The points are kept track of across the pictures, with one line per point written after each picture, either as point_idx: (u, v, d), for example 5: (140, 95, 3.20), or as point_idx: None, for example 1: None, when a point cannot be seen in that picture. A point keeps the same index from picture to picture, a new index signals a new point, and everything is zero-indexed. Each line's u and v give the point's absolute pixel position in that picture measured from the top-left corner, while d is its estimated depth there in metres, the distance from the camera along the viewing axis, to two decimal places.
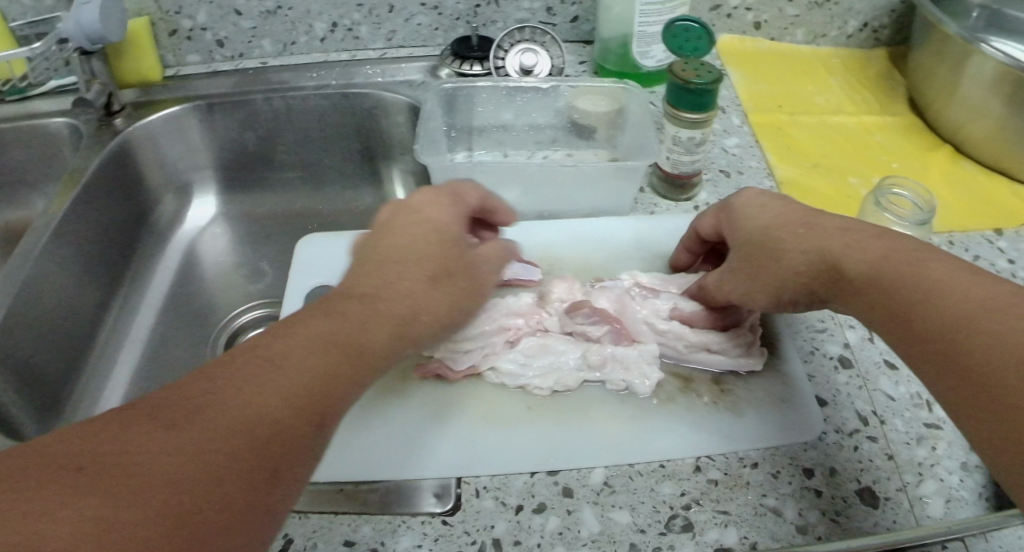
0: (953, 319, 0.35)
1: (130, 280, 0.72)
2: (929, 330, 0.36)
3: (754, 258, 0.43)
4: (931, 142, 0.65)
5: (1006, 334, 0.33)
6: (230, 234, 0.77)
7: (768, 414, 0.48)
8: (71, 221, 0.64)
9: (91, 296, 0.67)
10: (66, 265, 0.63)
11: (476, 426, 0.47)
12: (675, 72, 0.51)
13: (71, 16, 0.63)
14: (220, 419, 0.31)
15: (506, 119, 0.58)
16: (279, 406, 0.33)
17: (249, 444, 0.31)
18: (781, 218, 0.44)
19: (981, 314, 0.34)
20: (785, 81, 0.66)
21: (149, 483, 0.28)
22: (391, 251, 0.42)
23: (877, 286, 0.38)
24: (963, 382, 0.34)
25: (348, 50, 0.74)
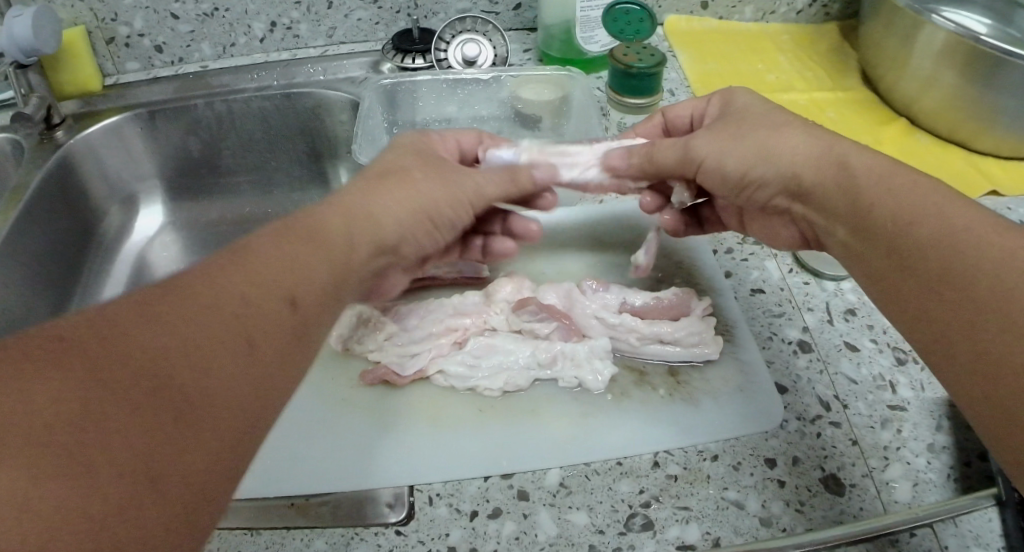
0: (957, 253, 0.32)
1: (80, 296, 0.69)
2: (920, 255, 0.34)
3: (761, 133, 0.41)
4: (885, 115, 0.65)
5: (1003, 265, 0.31)
6: (180, 241, 0.76)
7: (726, 404, 0.47)
8: (16, 239, 0.61)
9: (39, 316, 0.64)
10: (11, 286, 0.61)
11: (425, 433, 0.46)
12: (615, 58, 0.51)
13: (4, 29, 0.61)
14: (140, 343, 0.26)
15: (450, 113, 0.57)
16: (209, 321, 0.28)
17: (181, 365, 0.27)
18: (779, 119, 0.42)
19: (971, 242, 0.32)
20: (734, 61, 0.65)
21: (53, 421, 0.23)
22: (352, 214, 0.38)
23: (868, 192, 0.37)
24: (963, 299, 0.31)
25: (289, 49, 0.72)
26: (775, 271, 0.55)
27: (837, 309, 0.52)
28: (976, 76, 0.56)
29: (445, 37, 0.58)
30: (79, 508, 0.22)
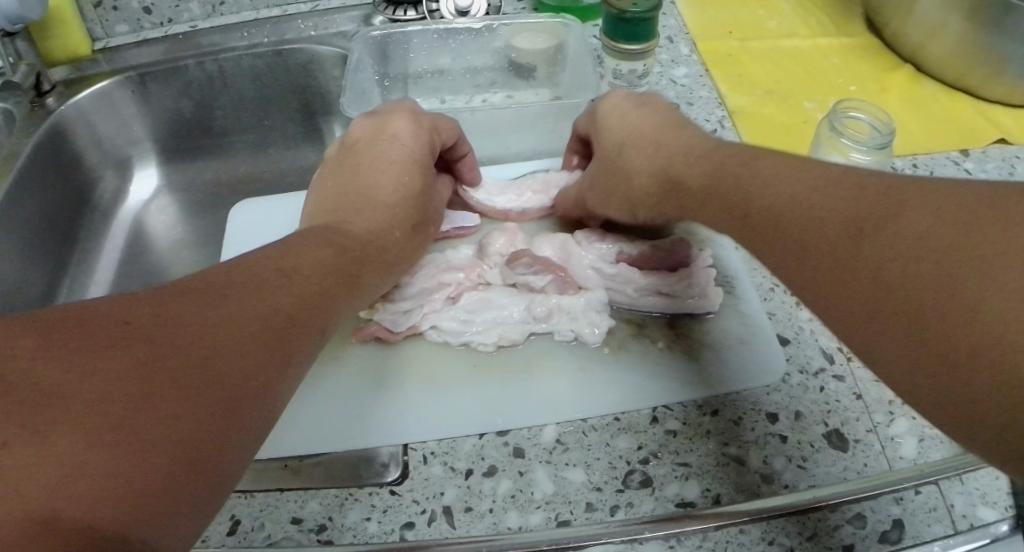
0: (795, 210, 0.31)
1: (78, 263, 0.69)
2: (772, 212, 0.33)
3: (611, 167, 0.44)
4: (891, 62, 0.63)
5: (831, 220, 0.29)
6: (177, 204, 0.75)
7: (726, 356, 0.46)
8: (10, 207, 0.61)
9: (36, 284, 0.64)
10: (6, 253, 0.61)
11: (421, 389, 0.45)
12: (609, 3, 0.48)
13: None
14: (240, 304, 0.30)
15: (443, 64, 0.55)
16: (289, 298, 0.33)
17: (268, 328, 0.31)
18: (643, 130, 0.44)
19: (809, 200, 0.31)
20: (736, 9, 0.62)
21: (176, 346, 0.27)
22: (348, 209, 0.42)
23: (712, 185, 0.37)
24: (806, 253, 0.30)
25: (279, 5, 0.70)
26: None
27: None
28: (986, 20, 0.55)
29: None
30: (155, 421, 0.25)
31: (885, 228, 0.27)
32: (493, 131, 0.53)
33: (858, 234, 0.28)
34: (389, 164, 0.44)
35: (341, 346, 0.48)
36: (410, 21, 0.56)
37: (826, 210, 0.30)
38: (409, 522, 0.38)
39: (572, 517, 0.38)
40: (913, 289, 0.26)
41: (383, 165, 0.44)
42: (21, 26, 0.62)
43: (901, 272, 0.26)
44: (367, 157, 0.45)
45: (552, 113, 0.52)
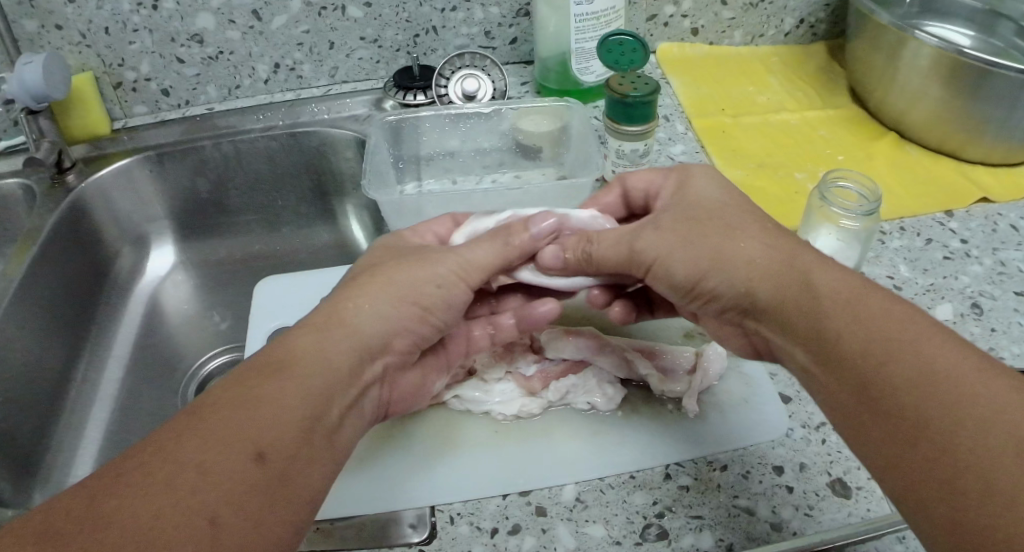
0: (873, 340, 0.32)
1: (96, 335, 0.71)
2: (839, 348, 0.33)
3: (700, 230, 0.40)
4: (875, 130, 0.66)
5: (921, 367, 0.31)
6: (191, 280, 0.77)
7: (734, 416, 0.48)
8: (31, 282, 0.63)
9: (55, 358, 0.66)
10: (27, 327, 0.63)
11: (443, 452, 0.47)
12: (611, 87, 0.51)
13: (14, 77, 0.64)
14: (175, 462, 0.30)
15: (453, 146, 0.59)
16: (232, 442, 0.31)
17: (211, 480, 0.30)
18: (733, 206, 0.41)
19: (828, 297, 0.35)
20: (727, 86, 0.66)
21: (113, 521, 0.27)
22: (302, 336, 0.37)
23: (796, 312, 0.36)
24: (868, 406, 0.32)
25: (293, 89, 0.74)
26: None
27: None
28: (961, 90, 0.58)
29: (445, 71, 0.61)
30: None
31: (888, 337, 0.32)
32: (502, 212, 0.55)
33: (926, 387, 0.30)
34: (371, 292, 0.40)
35: None
36: (420, 105, 0.60)
37: (841, 306, 0.34)
38: None
39: None
40: (916, 399, 0.30)
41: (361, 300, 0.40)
42: (45, 104, 0.67)
43: (885, 375, 0.31)
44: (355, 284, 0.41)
45: (559, 194, 0.54)
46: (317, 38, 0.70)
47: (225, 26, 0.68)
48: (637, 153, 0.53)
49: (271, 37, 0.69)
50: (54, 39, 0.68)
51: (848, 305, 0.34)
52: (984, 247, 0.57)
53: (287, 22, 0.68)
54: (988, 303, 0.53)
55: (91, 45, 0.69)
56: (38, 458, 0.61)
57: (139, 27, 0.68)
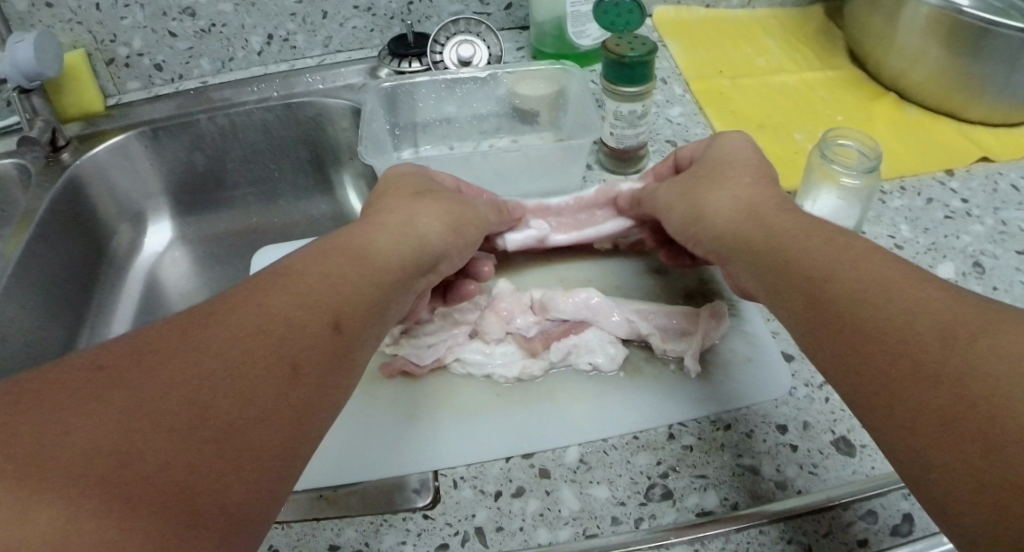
0: (854, 284, 0.33)
1: (95, 312, 0.70)
2: (827, 290, 0.33)
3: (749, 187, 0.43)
4: (875, 91, 0.66)
5: (910, 306, 0.30)
6: (189, 256, 0.77)
7: (737, 376, 0.48)
8: (29, 260, 0.63)
9: (56, 335, 0.66)
10: (26, 306, 0.62)
11: (446, 416, 0.47)
12: (608, 48, 0.50)
13: (8, 56, 0.63)
14: (228, 336, 0.31)
15: (450, 112, 0.58)
16: (276, 326, 0.33)
17: (258, 354, 0.31)
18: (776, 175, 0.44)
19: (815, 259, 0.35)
20: (724, 48, 0.66)
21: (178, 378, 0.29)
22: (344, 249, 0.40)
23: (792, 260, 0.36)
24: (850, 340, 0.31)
25: (287, 61, 0.73)
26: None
27: None
28: (962, 48, 0.58)
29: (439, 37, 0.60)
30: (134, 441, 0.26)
31: (902, 287, 0.31)
32: (502, 173, 0.55)
33: (914, 320, 0.29)
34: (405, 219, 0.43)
35: (366, 382, 0.49)
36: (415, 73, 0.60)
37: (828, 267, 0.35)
38: (443, 543, 0.40)
39: (598, 531, 0.40)
40: (893, 334, 0.30)
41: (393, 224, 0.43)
42: (37, 82, 0.66)
43: (873, 309, 0.31)
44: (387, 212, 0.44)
45: (557, 156, 0.54)
46: (310, 8, 0.69)
47: None
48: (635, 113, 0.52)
49: (263, 8, 0.69)
50: (44, 16, 0.67)
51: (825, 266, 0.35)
52: (985, 207, 0.57)
53: None
54: (989, 261, 0.53)
55: (82, 21, 0.68)
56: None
57: (130, 1, 0.68)
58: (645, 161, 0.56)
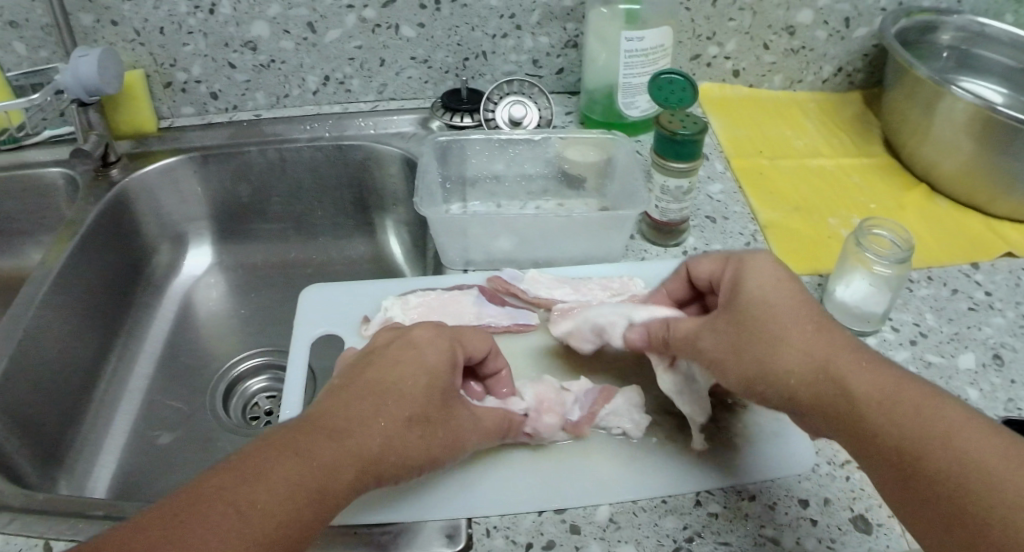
0: (907, 429, 0.35)
1: (129, 327, 0.72)
2: (885, 442, 0.36)
3: (753, 325, 0.40)
4: (906, 181, 0.68)
5: (968, 461, 0.33)
6: (225, 283, 0.78)
7: (764, 449, 0.49)
8: (70, 271, 0.65)
9: (89, 346, 0.67)
10: (63, 315, 0.64)
11: (482, 462, 0.48)
12: (661, 124, 0.53)
13: (70, 69, 0.65)
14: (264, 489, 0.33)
15: (500, 170, 0.60)
16: (302, 478, 0.35)
17: (289, 508, 0.34)
18: (786, 296, 0.41)
19: (871, 403, 0.37)
20: (767, 129, 0.71)
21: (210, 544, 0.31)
22: (362, 387, 0.40)
23: (830, 403, 0.38)
24: (917, 498, 0.34)
25: (341, 103, 0.76)
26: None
27: None
28: (994, 143, 0.60)
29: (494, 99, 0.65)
30: None
31: (933, 430, 0.35)
32: (546, 235, 0.57)
33: (968, 482, 0.33)
34: (415, 349, 0.43)
35: None
36: (467, 128, 0.64)
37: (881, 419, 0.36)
38: None
39: None
40: (956, 494, 0.33)
41: (408, 353, 0.43)
42: (96, 98, 0.68)
43: (937, 463, 0.34)
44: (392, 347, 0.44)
45: (601, 224, 0.56)
46: (368, 54, 0.72)
47: (279, 35, 0.70)
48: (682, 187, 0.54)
49: (323, 50, 0.71)
50: (109, 34, 0.70)
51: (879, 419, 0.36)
52: (1008, 300, 0.58)
53: (341, 37, 0.70)
54: (1010, 353, 0.54)
55: (145, 43, 0.71)
56: (66, 446, 0.62)
57: (194, 29, 0.70)
58: (686, 237, 0.59)
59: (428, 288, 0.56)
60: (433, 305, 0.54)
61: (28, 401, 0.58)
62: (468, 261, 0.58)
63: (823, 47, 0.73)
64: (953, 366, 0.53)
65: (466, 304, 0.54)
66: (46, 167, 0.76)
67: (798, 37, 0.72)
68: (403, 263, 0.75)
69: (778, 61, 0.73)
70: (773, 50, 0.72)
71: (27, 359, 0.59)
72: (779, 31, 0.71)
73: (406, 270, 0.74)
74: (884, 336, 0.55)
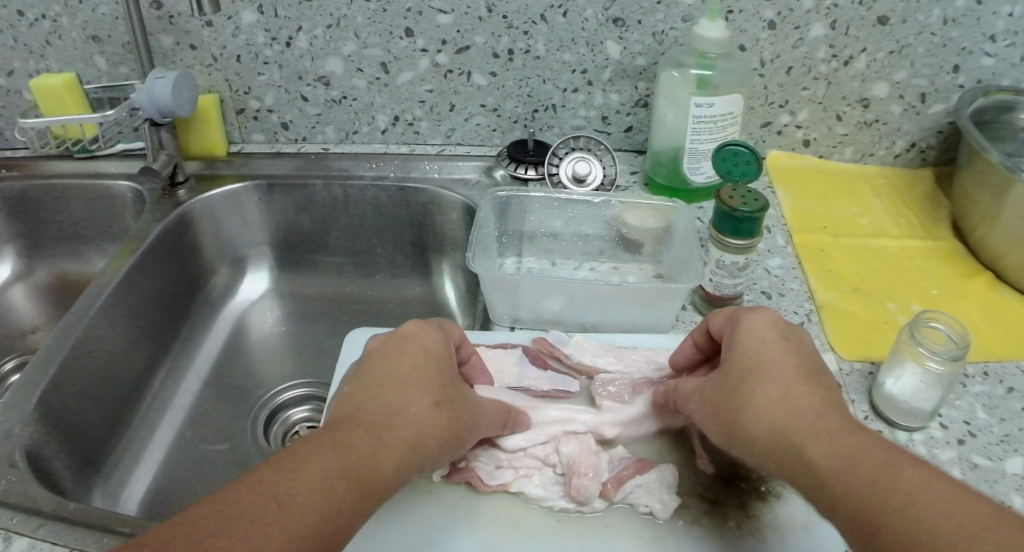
0: (860, 485, 0.34)
1: (180, 341, 0.75)
2: (841, 495, 0.34)
3: (735, 376, 0.43)
4: (970, 269, 0.67)
5: (931, 517, 0.31)
6: (281, 309, 0.81)
7: (792, 545, 0.47)
8: (128, 281, 0.68)
9: (139, 358, 0.70)
10: (117, 325, 0.67)
11: (503, 530, 0.47)
12: (721, 200, 0.53)
13: (145, 89, 0.68)
14: (297, 488, 0.33)
15: (557, 227, 0.63)
16: (324, 472, 0.34)
17: (320, 504, 0.33)
18: (780, 354, 0.42)
19: (823, 457, 0.36)
20: (832, 205, 0.74)
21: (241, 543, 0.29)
22: (369, 391, 0.41)
23: (791, 452, 0.38)
24: None
25: (408, 143, 0.79)
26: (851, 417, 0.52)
27: None
28: None
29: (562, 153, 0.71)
30: None
31: (894, 478, 0.33)
32: (596, 303, 0.57)
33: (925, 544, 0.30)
34: (405, 356, 0.44)
35: (429, 482, 0.50)
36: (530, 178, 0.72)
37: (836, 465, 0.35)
38: None
39: None
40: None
41: (402, 359, 0.44)
42: (168, 118, 0.71)
43: (896, 518, 0.32)
44: (380, 355, 0.45)
45: (653, 295, 0.56)
46: (438, 99, 0.75)
47: (353, 73, 0.73)
48: (737, 266, 0.54)
49: (395, 91, 0.75)
50: (188, 57, 0.73)
51: (843, 468, 0.35)
52: None
53: (412, 79, 0.74)
54: None
55: (221, 69, 0.74)
56: (105, 453, 0.64)
57: (270, 60, 0.73)
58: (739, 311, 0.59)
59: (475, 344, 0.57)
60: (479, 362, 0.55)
61: (79, 407, 0.61)
62: (515, 318, 0.60)
63: (896, 122, 0.76)
64: (1000, 470, 0.50)
65: (509, 362, 0.55)
66: (117, 180, 0.80)
67: (872, 110, 0.75)
68: (455, 306, 0.77)
69: (850, 134, 0.77)
70: (845, 122, 0.76)
71: (81, 366, 0.61)
72: (854, 103, 0.75)
73: (458, 316, 0.77)
74: (930, 433, 0.52)
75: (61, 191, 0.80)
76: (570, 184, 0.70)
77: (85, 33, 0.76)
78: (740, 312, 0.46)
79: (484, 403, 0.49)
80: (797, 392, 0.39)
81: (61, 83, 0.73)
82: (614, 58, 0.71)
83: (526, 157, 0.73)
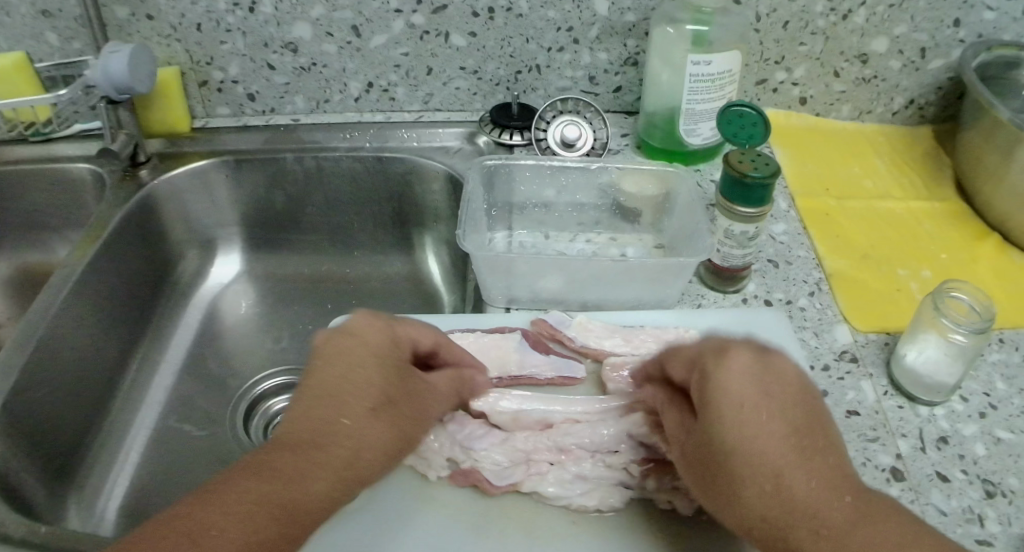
0: None
1: (152, 333, 0.71)
2: None
3: (709, 415, 0.35)
4: (979, 230, 0.64)
5: None
6: (252, 292, 0.77)
7: None
8: (92, 274, 0.63)
9: (109, 354, 0.65)
10: (83, 322, 0.62)
11: (517, 537, 0.43)
12: (730, 165, 0.50)
13: (100, 64, 0.63)
14: (211, 525, 0.30)
15: (549, 197, 0.59)
16: (246, 506, 0.31)
17: (241, 543, 0.30)
18: (764, 402, 0.34)
19: (755, 458, 0.33)
20: (834, 166, 0.70)
21: None
22: (309, 399, 0.38)
23: (796, 522, 0.31)
24: None
25: (384, 111, 0.75)
26: (870, 393, 0.49)
27: (934, 436, 0.46)
28: None
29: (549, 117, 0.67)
30: None
31: None
32: (596, 279, 0.54)
33: None
34: (340, 356, 0.39)
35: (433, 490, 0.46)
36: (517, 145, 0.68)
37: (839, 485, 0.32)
38: None
39: None
40: None
41: (340, 361, 0.39)
42: (126, 95, 0.66)
43: None
44: (323, 352, 0.40)
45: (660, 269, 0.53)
46: (415, 62, 0.71)
47: (322, 38, 0.69)
48: (749, 236, 0.51)
49: (368, 55, 0.70)
50: (144, 28, 0.68)
51: (792, 496, 0.32)
52: None
53: (387, 42, 0.69)
54: None
55: (180, 39, 0.69)
56: (80, 460, 0.60)
57: (233, 27, 0.68)
58: (746, 283, 0.55)
59: (472, 328, 0.53)
60: (477, 346, 0.51)
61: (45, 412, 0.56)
62: (511, 298, 0.56)
63: (896, 79, 0.73)
64: None
65: (509, 349, 0.51)
66: (78, 163, 0.74)
67: (870, 66, 0.72)
68: (441, 284, 0.73)
69: (848, 91, 0.73)
70: (843, 79, 0.73)
71: (44, 369, 0.57)
72: (851, 59, 0.71)
73: (443, 294, 0.73)
74: (953, 407, 0.49)
75: (14, 177, 0.74)
76: (558, 149, 0.66)
77: (34, 8, 0.70)
78: (727, 345, 0.37)
79: (438, 380, 0.45)
80: (736, 381, 0.35)
81: (9, 64, 0.67)
82: (601, 14, 0.67)
83: (512, 122, 0.68)
